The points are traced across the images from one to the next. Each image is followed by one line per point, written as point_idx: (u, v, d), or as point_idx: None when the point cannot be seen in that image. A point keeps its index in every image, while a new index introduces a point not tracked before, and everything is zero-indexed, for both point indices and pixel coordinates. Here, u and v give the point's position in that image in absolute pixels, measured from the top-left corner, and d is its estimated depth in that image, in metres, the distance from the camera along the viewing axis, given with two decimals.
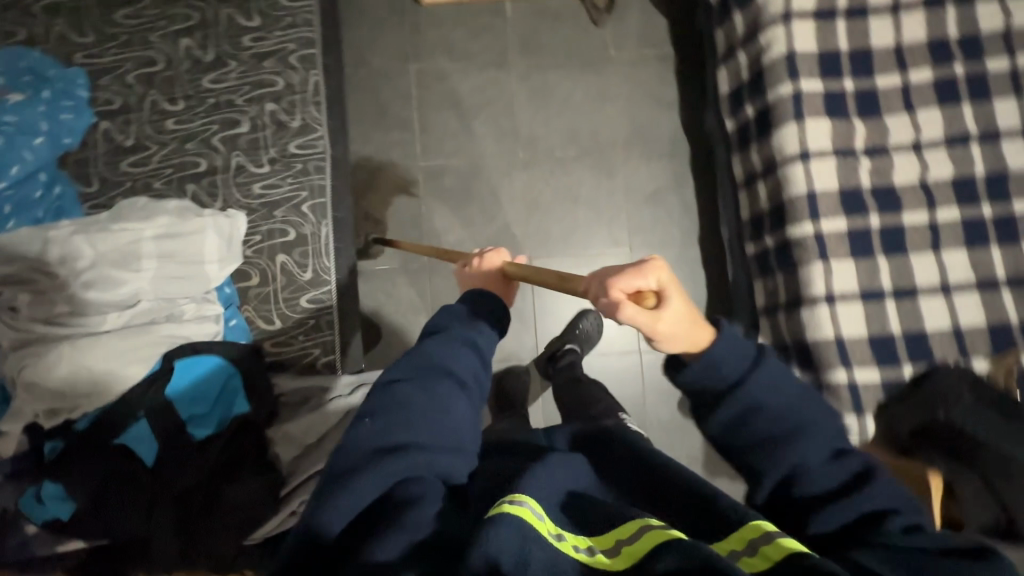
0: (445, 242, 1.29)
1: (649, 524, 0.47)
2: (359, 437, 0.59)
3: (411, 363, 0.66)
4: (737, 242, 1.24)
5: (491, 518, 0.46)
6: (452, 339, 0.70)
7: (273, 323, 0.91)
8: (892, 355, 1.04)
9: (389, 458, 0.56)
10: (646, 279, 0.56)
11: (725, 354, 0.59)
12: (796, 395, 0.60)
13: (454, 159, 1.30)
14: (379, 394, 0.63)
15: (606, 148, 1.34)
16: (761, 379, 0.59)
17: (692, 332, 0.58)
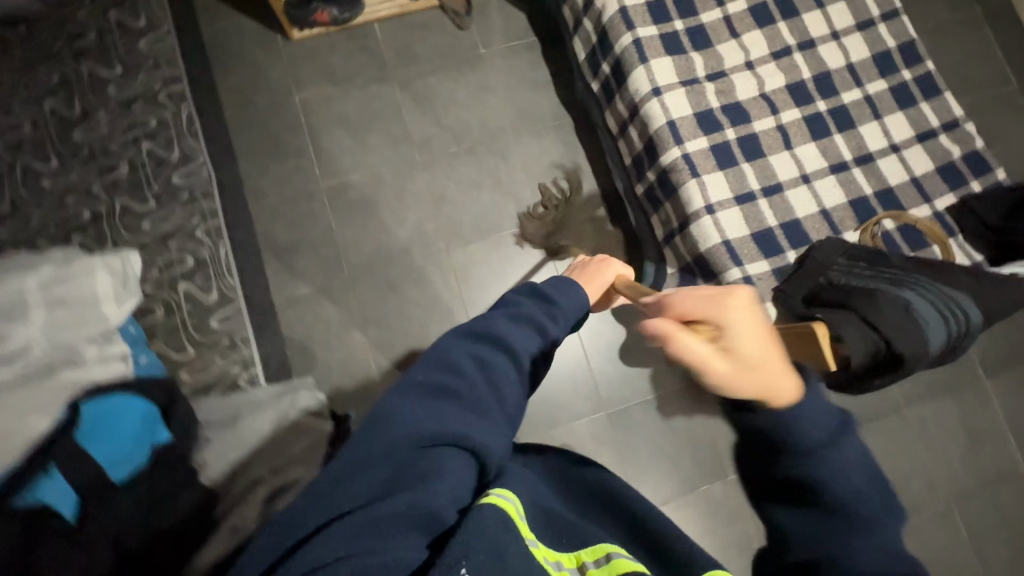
0: (363, 251, 1.41)
1: (617, 553, 0.60)
2: (415, 389, 0.63)
3: (480, 331, 0.70)
4: (629, 188, 1.31)
5: (482, 505, 0.55)
6: (523, 312, 0.74)
7: (185, 351, 0.98)
8: (775, 246, 1.05)
9: (442, 417, 0.60)
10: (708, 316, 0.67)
11: (806, 416, 0.57)
12: (877, 488, 0.57)
13: (356, 173, 1.45)
14: (442, 353, 0.67)
15: (494, 133, 1.50)
16: (848, 457, 0.57)
17: (756, 377, 0.59)
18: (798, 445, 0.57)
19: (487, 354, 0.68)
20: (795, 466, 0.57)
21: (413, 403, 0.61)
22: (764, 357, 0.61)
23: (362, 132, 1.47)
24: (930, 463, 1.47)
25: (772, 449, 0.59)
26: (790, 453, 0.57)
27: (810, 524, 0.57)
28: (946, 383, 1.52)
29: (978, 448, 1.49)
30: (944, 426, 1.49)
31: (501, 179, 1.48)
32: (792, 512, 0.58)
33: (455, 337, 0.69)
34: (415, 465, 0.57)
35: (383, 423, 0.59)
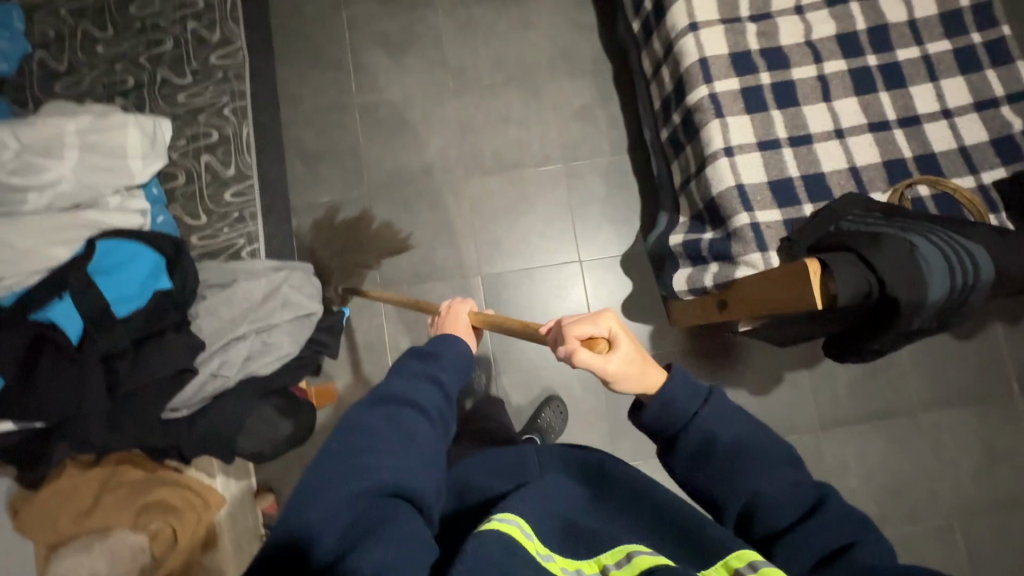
0: (385, 168, 1.45)
1: (636, 549, 0.51)
2: (332, 464, 0.56)
3: (380, 393, 0.64)
4: (654, 133, 1.27)
5: (482, 531, 0.50)
6: (417, 369, 0.68)
7: (199, 219, 1.05)
8: (792, 196, 0.99)
9: (372, 472, 0.55)
10: (598, 327, 0.61)
11: (682, 391, 0.60)
12: (750, 426, 0.59)
13: (389, 93, 1.48)
14: (348, 425, 0.59)
15: (531, 70, 1.49)
16: (720, 412, 0.60)
17: (642, 373, 0.60)
18: (679, 418, 0.59)
19: (394, 412, 0.61)
20: (681, 441, 0.59)
21: (336, 475, 0.55)
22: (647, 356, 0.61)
23: (402, 54, 1.49)
24: (939, 474, 1.37)
25: (666, 436, 0.61)
26: (675, 431, 0.60)
27: (718, 485, 0.57)
28: (973, 393, 1.40)
29: (997, 467, 1.37)
30: (961, 439, 1.38)
31: (529, 116, 1.47)
32: (701, 481, 0.58)
33: (358, 404, 0.63)
34: (364, 518, 0.51)
35: (314, 499, 0.53)
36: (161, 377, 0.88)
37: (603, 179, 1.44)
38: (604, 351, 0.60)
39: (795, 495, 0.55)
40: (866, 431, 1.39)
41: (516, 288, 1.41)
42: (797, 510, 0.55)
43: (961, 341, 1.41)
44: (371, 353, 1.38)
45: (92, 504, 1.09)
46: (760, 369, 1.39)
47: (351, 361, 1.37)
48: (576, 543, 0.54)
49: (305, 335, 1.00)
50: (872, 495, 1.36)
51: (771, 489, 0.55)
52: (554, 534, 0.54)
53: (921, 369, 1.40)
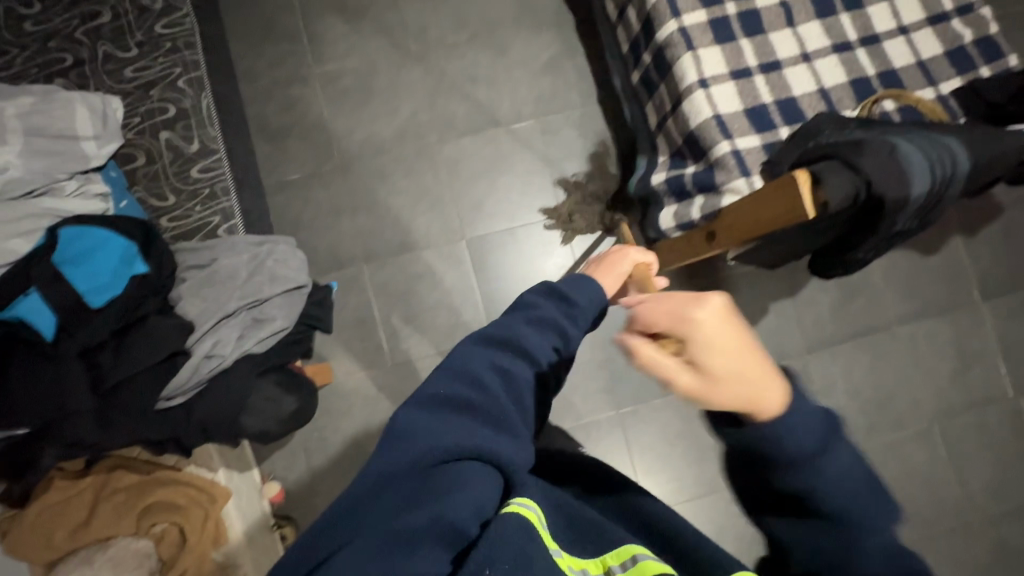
0: (355, 139, 1.40)
1: (643, 553, 0.52)
2: (428, 408, 0.53)
3: (499, 334, 0.59)
4: (625, 78, 1.27)
5: (503, 514, 0.49)
6: (546, 315, 0.61)
7: (166, 200, 1.00)
8: (768, 122, 1.02)
9: (468, 429, 0.52)
10: (676, 322, 0.50)
11: (790, 421, 0.46)
12: (877, 492, 0.46)
13: (349, 62, 1.42)
14: (454, 365, 0.56)
15: (494, 26, 1.45)
16: (842, 461, 0.46)
17: (727, 392, 0.47)
18: (785, 455, 0.46)
19: (507, 364, 0.57)
20: (778, 476, 0.47)
21: (434, 420, 0.52)
22: (743, 368, 0.47)
23: (358, 19, 1.43)
24: (917, 383, 1.46)
25: (754, 461, 0.48)
26: (779, 467, 0.46)
27: (813, 540, 0.46)
28: (942, 304, 1.49)
29: (968, 370, 1.47)
30: (935, 348, 1.47)
31: (497, 73, 1.44)
32: (788, 523, 0.47)
33: (471, 341, 0.58)
34: (434, 482, 0.49)
35: (402, 441, 0.51)
36: (150, 363, 0.83)
37: (579, 132, 1.43)
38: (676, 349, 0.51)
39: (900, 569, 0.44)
40: (848, 350, 1.46)
41: (503, 248, 1.40)
42: None
43: (926, 256, 1.49)
44: (364, 329, 1.35)
45: (87, 517, 1.03)
46: (747, 302, 1.44)
47: (345, 338, 1.35)
48: (580, 540, 0.57)
49: (299, 307, 0.97)
50: (859, 410, 1.44)
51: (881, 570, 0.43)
52: (561, 529, 0.58)
53: (893, 287, 1.48)
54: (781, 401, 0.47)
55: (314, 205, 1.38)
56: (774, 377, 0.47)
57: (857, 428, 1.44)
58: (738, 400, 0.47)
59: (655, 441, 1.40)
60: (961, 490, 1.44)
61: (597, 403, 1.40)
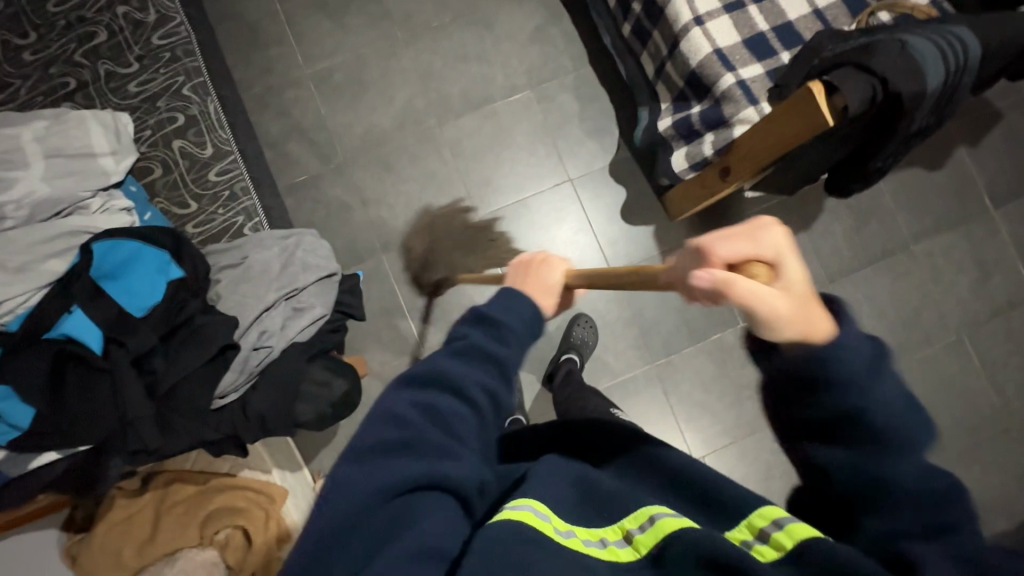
0: (356, 133, 1.41)
1: (660, 512, 0.52)
2: (363, 458, 0.51)
3: (425, 373, 0.57)
4: (616, 32, 1.27)
5: (495, 522, 0.49)
6: (475, 343, 0.60)
7: (188, 207, 1.01)
8: (768, 49, 1.03)
9: (405, 469, 0.51)
10: (763, 251, 0.49)
11: (845, 346, 0.48)
12: (916, 410, 0.48)
13: (339, 58, 1.43)
14: (382, 411, 0.55)
15: (476, 3, 1.46)
16: (885, 381, 0.48)
17: (804, 314, 0.49)
18: (831, 370, 0.48)
19: (438, 399, 0.56)
20: (827, 398, 0.48)
21: (364, 469, 0.50)
22: (810, 293, 0.50)
23: (342, 14, 1.44)
24: (942, 297, 1.47)
25: (803, 385, 0.49)
26: (824, 384, 0.48)
27: (851, 455, 0.48)
28: (955, 216, 1.50)
29: (990, 278, 1.48)
30: (954, 260, 1.48)
31: (486, 49, 1.45)
32: (833, 443, 0.49)
33: (396, 386, 0.57)
34: (386, 526, 0.48)
35: (334, 499, 0.49)
36: (200, 362, 0.85)
37: (575, 95, 1.44)
38: (762, 279, 0.50)
39: (927, 478, 0.45)
40: (869, 274, 1.47)
41: (516, 221, 1.41)
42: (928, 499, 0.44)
43: (933, 171, 1.50)
44: (392, 318, 1.36)
45: (152, 532, 1.04)
46: None
47: (375, 329, 1.36)
48: (593, 510, 0.56)
49: (335, 294, 0.99)
50: (889, 331, 1.45)
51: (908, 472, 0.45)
52: (571, 504, 0.56)
53: (905, 206, 1.49)
54: (835, 327, 0.50)
55: (326, 204, 1.38)
56: (824, 308, 0.51)
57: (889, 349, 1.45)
58: (811, 323, 0.49)
59: (692, 388, 1.41)
60: (998, 396, 1.45)
61: (629, 360, 1.41)
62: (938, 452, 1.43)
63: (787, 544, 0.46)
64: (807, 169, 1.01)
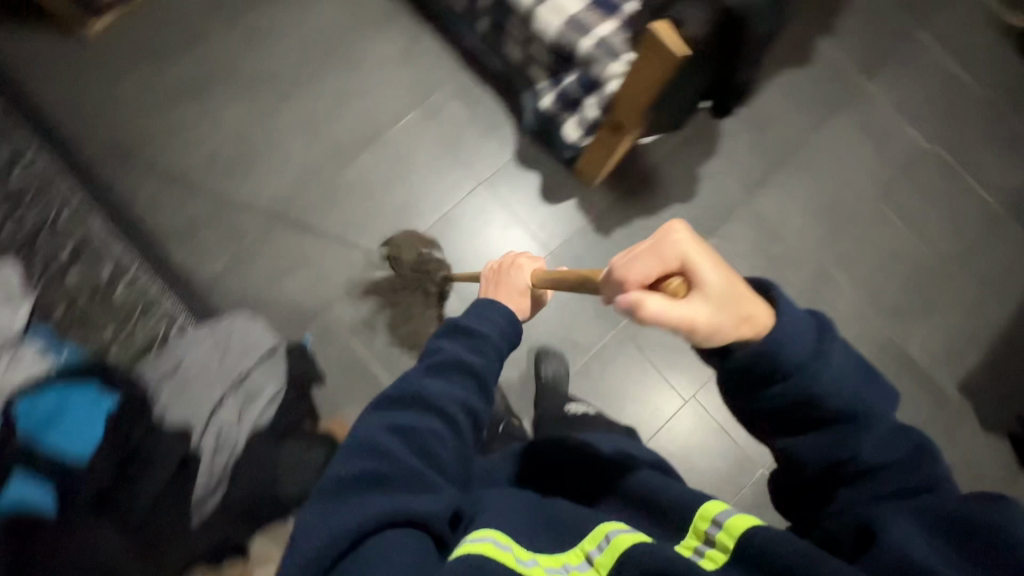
0: (260, 203, 1.38)
1: (614, 531, 0.57)
2: (341, 487, 0.57)
3: (402, 395, 0.65)
4: (475, 30, 1.30)
5: (458, 556, 0.53)
6: (447, 359, 0.69)
7: (102, 334, 0.96)
8: (613, 4, 1.06)
9: (379, 496, 0.56)
10: (669, 263, 0.61)
11: (793, 331, 0.58)
12: (870, 382, 0.60)
13: (218, 137, 1.40)
14: (363, 436, 0.61)
15: (335, 43, 1.46)
16: (835, 366, 0.59)
17: (731, 314, 0.58)
18: (789, 368, 0.58)
19: (414, 418, 0.63)
20: (785, 387, 0.58)
21: (336, 499, 0.57)
22: (736, 291, 0.59)
23: (206, 96, 1.42)
24: (851, 175, 1.57)
25: (759, 381, 0.59)
26: (782, 377, 0.58)
27: (824, 439, 0.59)
28: (837, 100, 1.59)
29: (884, 145, 1.59)
30: (850, 138, 1.58)
31: (360, 83, 1.45)
32: (806, 433, 0.60)
33: (376, 410, 0.64)
34: (360, 550, 0.52)
35: (314, 528, 0.55)
36: (165, 477, 0.82)
37: (460, 100, 1.46)
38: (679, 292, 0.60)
39: (892, 446, 0.58)
40: (782, 176, 1.55)
41: (445, 237, 1.41)
42: (894, 464, 0.57)
43: (803, 66, 1.60)
44: (356, 372, 1.32)
45: None
46: (679, 179, 1.51)
47: (343, 389, 1.32)
48: (557, 537, 0.62)
49: (283, 367, 0.97)
50: (816, 221, 1.54)
51: (874, 444, 0.58)
52: (531, 535, 0.61)
53: (791, 105, 1.58)
54: (768, 317, 0.59)
55: (251, 282, 1.34)
56: (752, 298, 0.59)
57: (822, 238, 1.53)
58: (739, 317, 0.58)
59: (663, 334, 1.45)
60: (929, 246, 1.55)
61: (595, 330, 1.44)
62: (895, 314, 1.51)
63: (730, 544, 0.53)
64: (684, 105, 1.08)
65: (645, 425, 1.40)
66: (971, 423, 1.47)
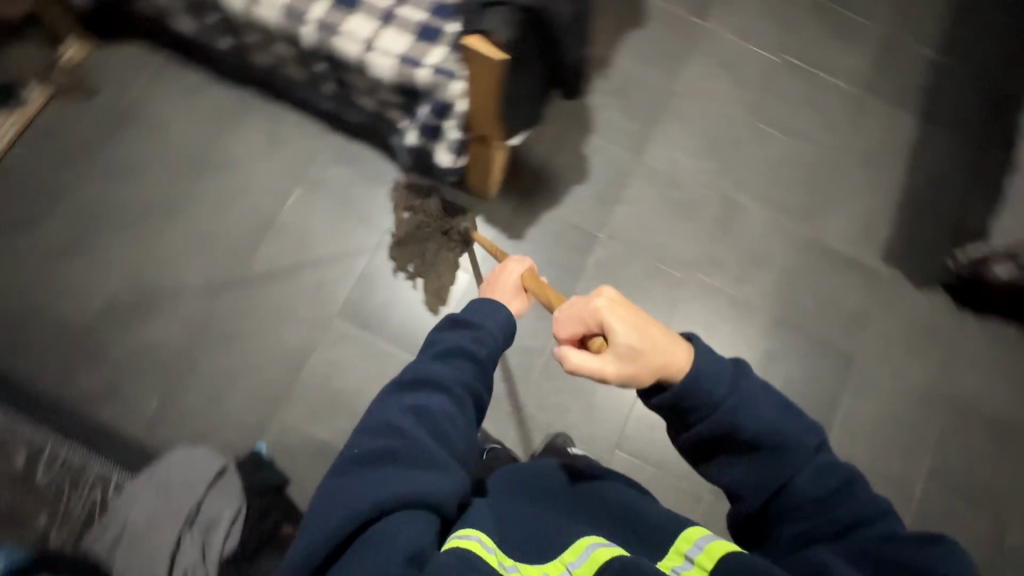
0: (173, 329, 1.34)
1: (596, 547, 0.64)
2: (360, 460, 0.64)
3: (413, 377, 0.71)
4: (324, 94, 1.31)
5: (446, 549, 0.59)
6: (453, 345, 0.75)
7: (38, 519, 1.04)
8: (436, 30, 1.09)
9: (394, 471, 0.62)
10: (589, 324, 0.72)
11: (707, 371, 0.65)
12: (795, 419, 0.66)
13: (110, 281, 1.36)
14: (380, 413, 0.68)
15: (197, 151, 1.45)
16: (755, 401, 0.65)
17: (646, 363, 0.65)
18: (710, 404, 0.65)
19: (424, 401, 0.69)
20: (708, 423, 0.65)
21: (351, 476, 0.63)
22: (655, 343, 0.67)
23: (85, 245, 1.38)
24: (720, 106, 1.65)
25: (684, 413, 0.66)
26: (703, 412, 0.65)
27: (755, 471, 0.65)
28: (683, 45, 1.68)
29: (739, 70, 1.69)
30: (707, 74, 1.67)
31: (235, 180, 1.44)
32: (738, 465, 0.66)
33: (390, 391, 0.71)
34: (375, 521, 0.59)
35: (336, 495, 0.62)
36: None
37: (338, 162, 1.47)
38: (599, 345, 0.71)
39: (824, 483, 0.63)
40: (660, 128, 1.62)
41: (371, 294, 1.41)
42: (827, 501, 0.63)
43: (642, 25, 1.68)
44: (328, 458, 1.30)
45: None
46: (570, 163, 1.56)
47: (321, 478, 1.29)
48: (539, 547, 0.67)
49: (237, 489, 1.03)
50: (706, 159, 1.61)
51: (806, 481, 0.63)
52: (515, 541, 0.67)
53: (645, 63, 1.66)
54: (688, 362, 0.66)
55: (192, 410, 1.30)
56: (672, 348, 0.67)
57: (716, 171, 1.61)
58: (655, 366, 0.65)
59: None
60: (810, 145, 1.65)
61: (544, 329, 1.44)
62: (803, 215, 1.60)
63: (709, 563, 0.61)
64: (533, 103, 1.12)
65: (622, 399, 1.42)
66: (903, 288, 1.56)
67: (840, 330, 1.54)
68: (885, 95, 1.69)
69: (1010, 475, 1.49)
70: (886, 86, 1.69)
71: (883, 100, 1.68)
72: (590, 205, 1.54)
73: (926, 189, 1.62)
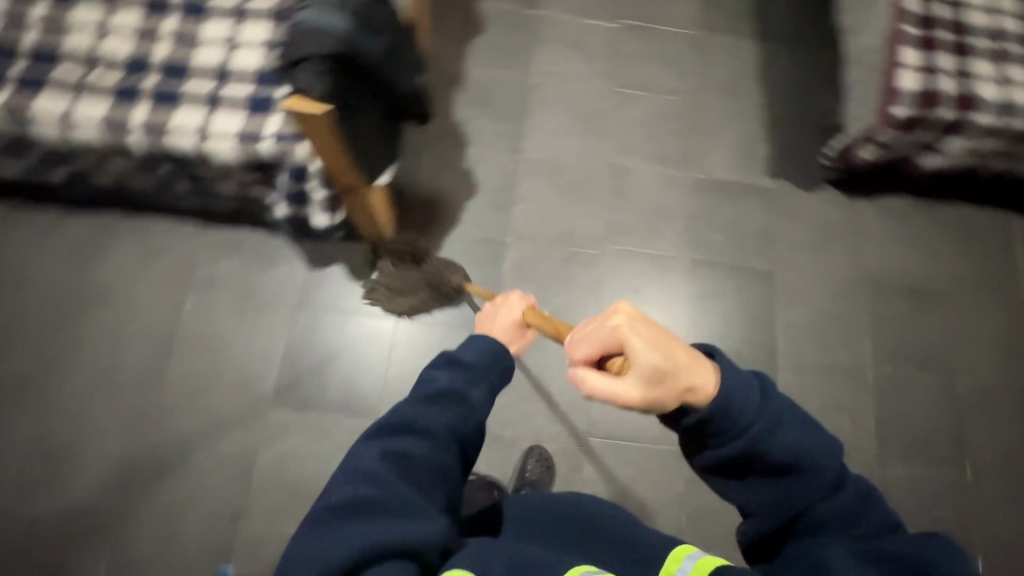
0: (104, 480, 1.28)
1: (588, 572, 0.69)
2: (341, 509, 0.64)
3: (399, 421, 0.71)
4: (182, 195, 1.27)
5: None
6: (440, 386, 0.74)
7: None
8: (265, 100, 1.07)
9: (373, 521, 0.63)
10: (607, 345, 0.71)
11: (735, 392, 0.64)
12: (826, 443, 0.65)
13: (20, 454, 1.29)
14: (364, 459, 0.68)
15: (74, 291, 1.39)
16: (784, 427, 0.64)
17: (669, 386, 0.65)
18: (735, 427, 0.64)
19: (407, 447, 0.69)
20: (733, 442, 0.64)
21: (331, 526, 0.63)
22: (677, 364, 0.66)
23: None
24: (580, 83, 1.70)
25: (706, 431, 0.66)
26: (725, 434, 0.65)
27: (777, 489, 0.65)
28: (527, 37, 1.73)
29: (588, 44, 1.74)
30: (558, 58, 1.72)
31: (123, 307, 1.39)
32: (761, 481, 0.65)
33: (376, 435, 0.71)
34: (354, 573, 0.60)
35: (316, 546, 0.62)
36: None
37: (225, 254, 1.42)
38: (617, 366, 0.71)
39: (845, 500, 0.63)
40: (531, 121, 1.65)
41: (302, 372, 1.37)
42: (843, 519, 0.63)
43: (483, 30, 1.71)
44: None
45: None
46: (457, 181, 1.57)
47: None
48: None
49: None
50: (582, 136, 1.66)
51: (827, 502, 0.63)
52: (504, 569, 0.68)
53: (497, 65, 1.69)
54: (713, 381, 0.66)
55: (148, 554, 1.24)
56: (697, 368, 0.66)
57: (595, 144, 1.65)
58: (680, 389, 0.65)
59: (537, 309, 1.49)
60: (672, 93, 1.72)
61: None
62: (687, 159, 1.67)
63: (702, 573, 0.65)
64: (386, 139, 1.13)
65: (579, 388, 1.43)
66: (795, 196, 1.65)
67: (754, 252, 1.61)
68: (724, 28, 1.78)
69: (942, 332, 1.58)
70: (721, 20, 1.79)
71: (722, 33, 1.78)
72: (488, 214, 1.55)
73: (786, 102, 1.72)
